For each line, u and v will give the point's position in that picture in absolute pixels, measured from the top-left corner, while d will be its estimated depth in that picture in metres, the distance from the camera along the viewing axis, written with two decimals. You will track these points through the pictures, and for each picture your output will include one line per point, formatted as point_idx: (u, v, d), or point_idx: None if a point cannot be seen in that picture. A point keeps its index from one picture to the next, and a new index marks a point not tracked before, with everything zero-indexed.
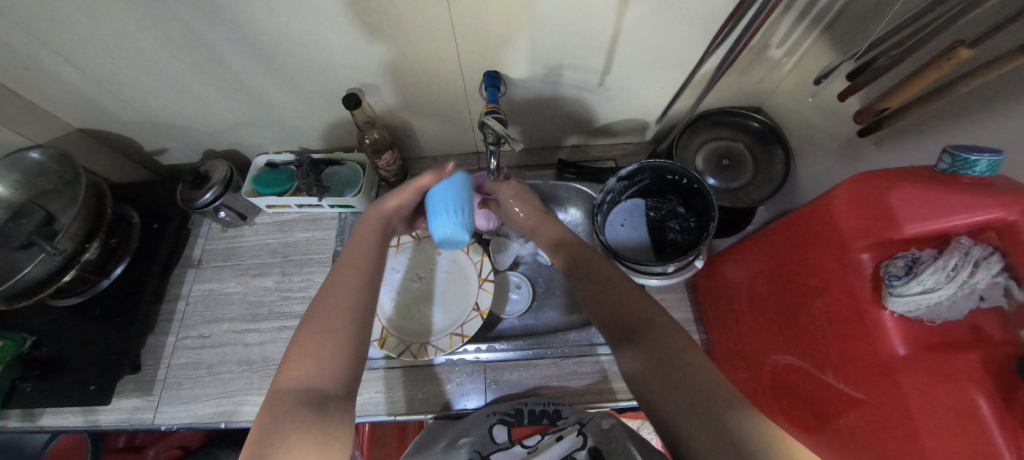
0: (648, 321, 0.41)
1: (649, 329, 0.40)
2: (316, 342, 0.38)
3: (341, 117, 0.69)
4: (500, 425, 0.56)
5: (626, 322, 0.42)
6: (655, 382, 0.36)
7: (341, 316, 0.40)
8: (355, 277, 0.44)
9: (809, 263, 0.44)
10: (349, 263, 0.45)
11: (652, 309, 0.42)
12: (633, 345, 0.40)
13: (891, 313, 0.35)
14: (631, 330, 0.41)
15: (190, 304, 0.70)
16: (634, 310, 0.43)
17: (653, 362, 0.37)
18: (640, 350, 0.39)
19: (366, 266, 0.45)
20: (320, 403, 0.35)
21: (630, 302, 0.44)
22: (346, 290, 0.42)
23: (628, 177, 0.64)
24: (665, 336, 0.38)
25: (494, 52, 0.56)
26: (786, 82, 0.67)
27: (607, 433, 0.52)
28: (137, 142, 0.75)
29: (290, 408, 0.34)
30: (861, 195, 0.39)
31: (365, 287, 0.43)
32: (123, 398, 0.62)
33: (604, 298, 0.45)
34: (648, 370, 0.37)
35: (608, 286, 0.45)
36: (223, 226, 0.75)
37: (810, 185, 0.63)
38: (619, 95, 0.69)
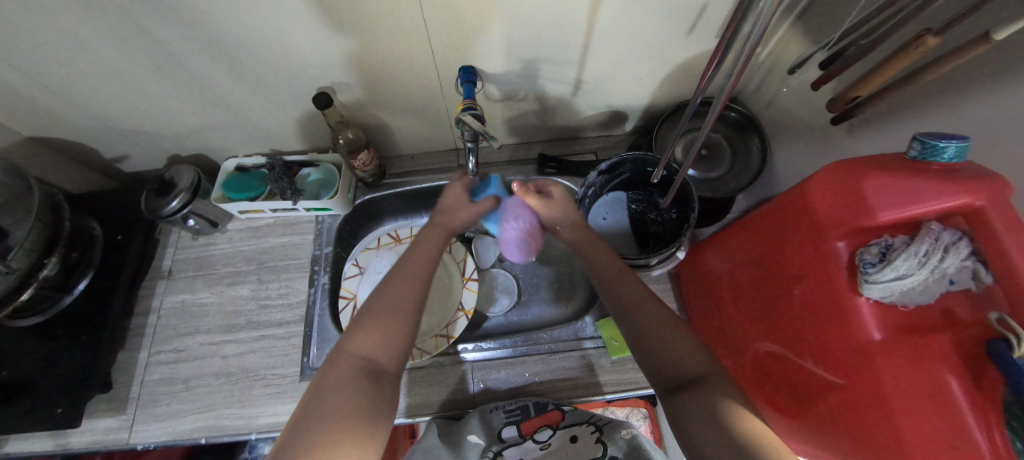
0: (706, 374, 0.38)
1: (709, 381, 0.37)
2: (385, 316, 0.43)
3: (312, 116, 0.66)
4: (508, 425, 0.56)
5: (680, 371, 0.39)
6: (703, 434, 0.34)
7: (408, 295, 0.45)
8: (416, 272, 0.47)
9: (788, 251, 0.45)
10: (417, 257, 0.50)
11: (710, 361, 0.39)
12: (687, 394, 0.37)
13: (866, 299, 0.36)
14: (684, 378, 0.38)
15: (162, 318, 0.67)
16: (689, 358, 0.40)
17: (709, 417, 0.34)
18: (691, 401, 0.36)
19: (423, 265, 0.49)
20: (374, 376, 0.39)
21: (685, 351, 0.40)
22: (407, 281, 0.46)
23: (609, 170, 0.63)
24: (723, 392, 0.36)
25: (468, 45, 0.55)
26: (762, 70, 0.67)
27: (630, 444, 0.53)
28: (95, 149, 0.71)
29: (349, 373, 0.38)
30: (836, 184, 0.39)
31: (420, 283, 0.47)
32: (95, 418, 0.60)
33: (654, 344, 0.42)
34: (700, 422, 0.34)
35: (665, 332, 0.42)
36: (194, 234, 0.72)
37: (788, 173, 0.64)
38: (598, 87, 0.68)
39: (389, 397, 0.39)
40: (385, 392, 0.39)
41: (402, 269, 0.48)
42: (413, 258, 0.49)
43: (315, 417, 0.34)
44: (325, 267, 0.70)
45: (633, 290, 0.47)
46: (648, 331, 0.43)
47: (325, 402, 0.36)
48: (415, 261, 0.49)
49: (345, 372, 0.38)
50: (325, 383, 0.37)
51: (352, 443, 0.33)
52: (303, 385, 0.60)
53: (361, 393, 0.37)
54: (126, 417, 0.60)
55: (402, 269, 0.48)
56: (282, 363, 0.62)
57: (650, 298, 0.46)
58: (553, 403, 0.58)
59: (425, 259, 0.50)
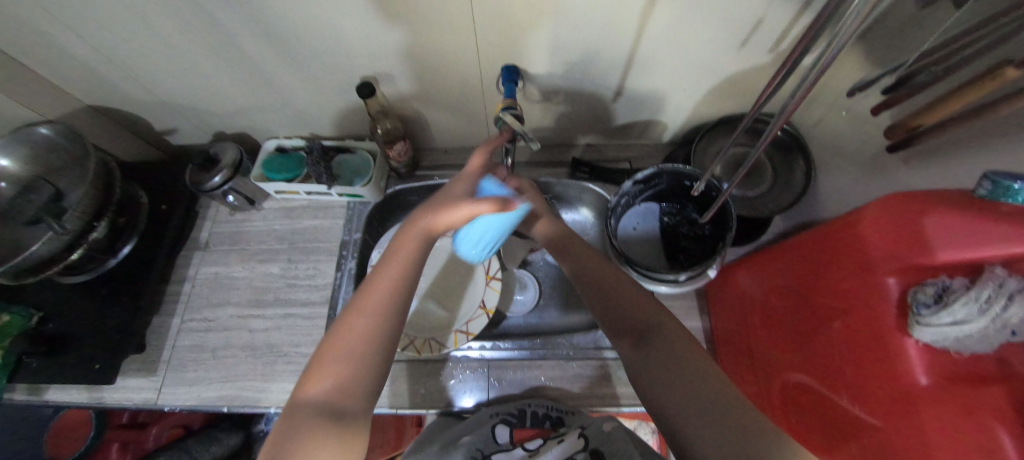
0: (654, 323, 0.46)
1: (659, 332, 0.45)
2: (342, 354, 0.39)
3: (353, 104, 0.68)
4: (502, 424, 0.56)
5: (635, 324, 0.47)
6: (658, 378, 0.42)
7: (367, 330, 0.41)
8: (381, 296, 0.43)
9: (831, 282, 0.43)
10: (393, 267, 0.46)
11: (655, 311, 0.47)
12: (643, 344, 0.45)
13: (916, 341, 0.34)
14: (639, 330, 0.46)
15: (196, 287, 0.69)
16: (639, 311, 0.47)
17: (663, 366, 0.42)
18: (647, 352, 0.44)
19: (394, 289, 0.44)
20: (335, 418, 0.36)
21: (638, 306, 0.48)
22: (376, 312, 0.42)
23: (644, 181, 0.62)
24: (668, 338, 0.44)
25: (515, 45, 0.54)
26: (814, 89, 0.64)
27: (608, 436, 0.49)
28: (147, 121, 0.74)
29: (309, 418, 0.35)
30: (894, 217, 0.37)
31: (391, 306, 0.43)
32: (128, 377, 0.63)
33: (611, 300, 0.50)
34: (656, 369, 0.42)
35: (619, 291, 0.50)
36: (231, 209, 0.75)
37: (832, 198, 0.61)
38: (639, 95, 0.67)
39: (357, 438, 0.36)
40: (349, 435, 0.36)
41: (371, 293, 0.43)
42: (382, 278, 0.45)
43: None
44: (353, 252, 0.71)
45: (604, 261, 0.54)
46: (604, 284, 0.51)
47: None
48: (382, 283, 0.44)
49: (304, 421, 0.35)
50: (289, 429, 0.34)
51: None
52: None
53: (322, 442, 0.34)
54: (156, 379, 0.62)
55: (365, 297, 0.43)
56: (305, 342, 0.64)
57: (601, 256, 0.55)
58: (551, 420, 0.57)
59: (395, 280, 0.45)
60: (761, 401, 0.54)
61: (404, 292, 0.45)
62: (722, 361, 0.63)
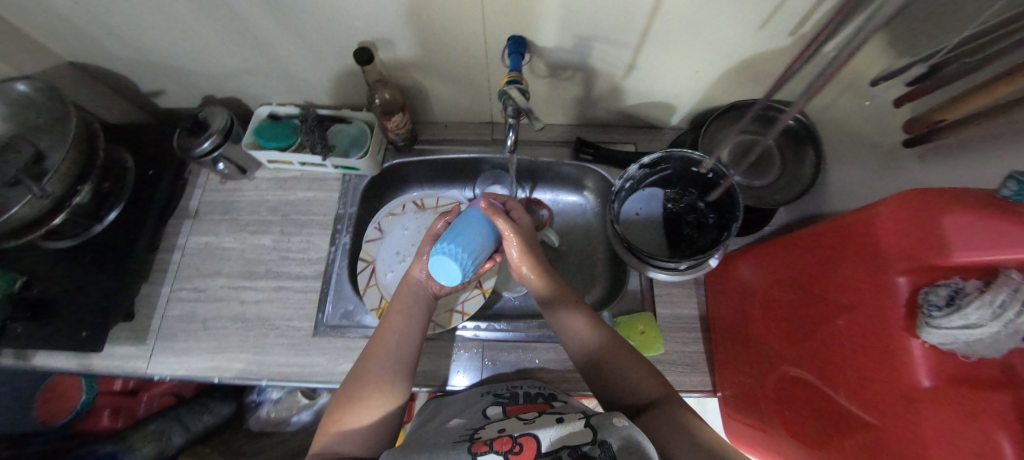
0: (660, 398, 0.45)
1: (664, 402, 0.44)
2: (350, 412, 0.45)
3: (349, 71, 0.64)
4: (494, 405, 0.52)
5: (637, 398, 0.47)
6: (670, 437, 0.39)
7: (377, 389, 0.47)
8: (390, 364, 0.49)
9: (838, 278, 0.42)
10: (396, 327, 0.52)
11: (663, 388, 0.47)
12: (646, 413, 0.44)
13: (922, 342, 0.33)
14: (641, 405, 0.46)
15: (186, 256, 0.68)
16: (651, 387, 0.47)
17: (664, 426, 0.41)
18: (652, 416, 0.43)
19: (400, 348, 0.51)
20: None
21: (646, 379, 0.48)
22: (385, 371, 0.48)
23: (650, 165, 0.60)
24: (673, 409, 0.43)
25: (522, 14, 0.51)
26: (832, 76, 0.61)
27: (621, 434, 0.38)
28: (132, 82, 0.70)
29: None
30: (910, 214, 0.35)
31: (396, 368, 0.49)
32: (116, 345, 0.62)
33: (619, 371, 0.50)
34: (663, 426, 0.41)
35: (620, 360, 0.51)
36: (222, 178, 0.72)
37: (841, 192, 0.59)
38: (648, 76, 0.64)
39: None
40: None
41: (383, 353, 0.50)
42: (386, 339, 0.51)
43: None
44: (347, 227, 0.69)
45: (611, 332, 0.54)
46: (614, 358, 0.51)
47: None
48: (392, 350, 0.50)
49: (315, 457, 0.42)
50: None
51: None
52: (316, 340, 0.61)
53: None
54: (145, 347, 0.62)
55: (373, 363, 0.49)
56: (297, 316, 0.63)
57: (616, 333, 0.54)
58: (545, 398, 0.53)
59: (399, 343, 0.51)
60: (753, 391, 0.54)
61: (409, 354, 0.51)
62: (716, 352, 0.63)
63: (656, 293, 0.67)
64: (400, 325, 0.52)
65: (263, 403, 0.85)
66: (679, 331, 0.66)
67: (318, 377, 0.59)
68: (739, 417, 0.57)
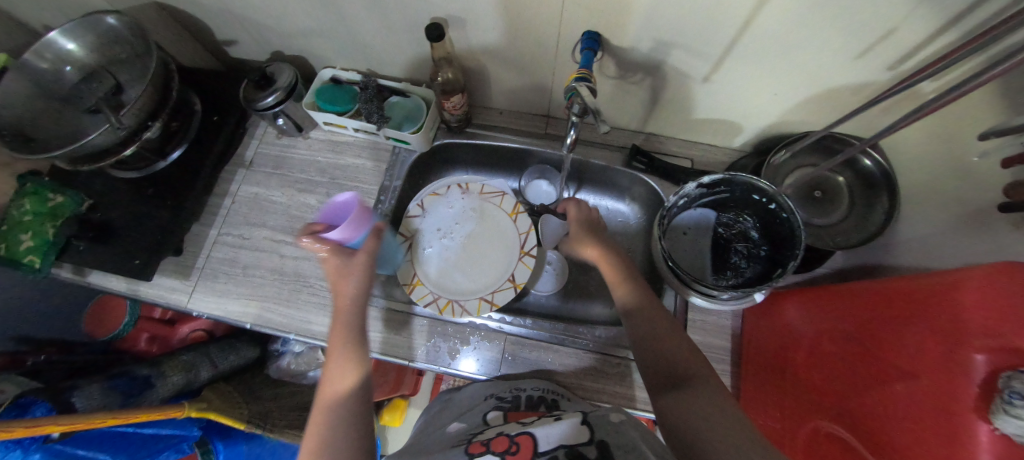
0: (694, 375, 0.44)
1: (696, 381, 0.43)
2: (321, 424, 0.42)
3: (416, 46, 0.64)
4: (494, 410, 0.53)
5: (674, 372, 0.45)
6: (703, 426, 0.38)
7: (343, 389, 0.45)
8: (347, 366, 0.47)
9: (903, 341, 0.39)
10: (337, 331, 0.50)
11: (699, 364, 0.45)
12: (676, 393, 0.43)
13: (992, 429, 0.30)
14: (675, 379, 0.44)
15: (236, 203, 0.71)
16: (686, 363, 0.45)
17: (698, 409, 0.40)
18: (684, 396, 0.42)
19: (350, 344, 0.49)
20: None
21: (682, 356, 0.46)
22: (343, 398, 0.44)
23: (709, 185, 0.57)
24: (709, 391, 0.41)
25: (602, 10, 0.49)
26: (926, 119, 0.56)
27: (616, 428, 0.42)
28: (209, 29, 0.73)
29: None
30: (1004, 290, 0.32)
31: (351, 362, 0.48)
32: (163, 276, 0.65)
33: (657, 347, 0.48)
34: (696, 408, 0.40)
35: (672, 357, 0.46)
36: (279, 133, 0.74)
37: (913, 246, 0.55)
38: (721, 91, 0.60)
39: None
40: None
41: (336, 380, 0.46)
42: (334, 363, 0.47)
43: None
44: (390, 199, 0.70)
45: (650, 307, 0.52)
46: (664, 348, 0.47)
47: None
48: (344, 376, 0.46)
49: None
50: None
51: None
52: None
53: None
54: (188, 283, 0.65)
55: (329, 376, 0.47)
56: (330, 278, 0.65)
57: (653, 310, 0.51)
58: (546, 406, 0.53)
59: (346, 368, 0.47)
60: (782, 440, 0.52)
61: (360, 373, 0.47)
62: (745, 389, 0.60)
63: (688, 318, 0.65)
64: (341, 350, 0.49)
65: (284, 353, 0.89)
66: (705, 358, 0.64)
67: None
68: None
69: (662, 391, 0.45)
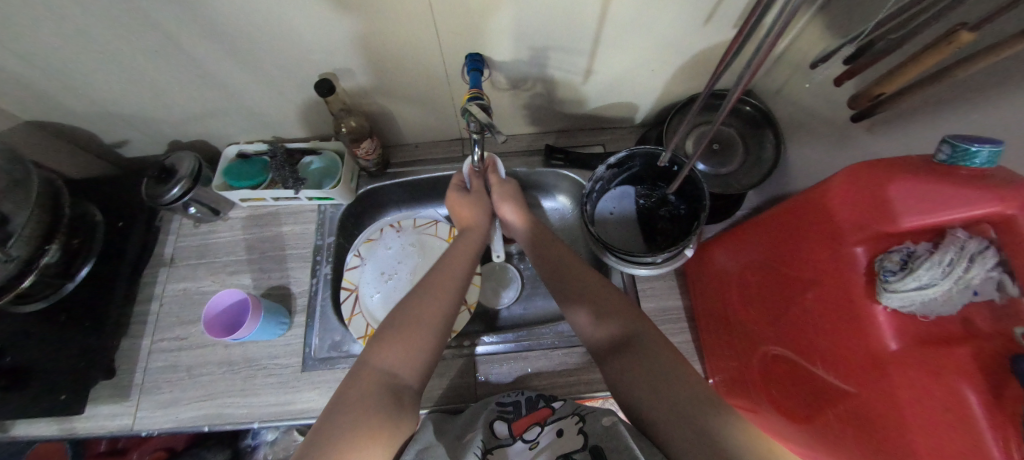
0: (633, 335, 0.47)
1: (635, 342, 0.46)
2: (403, 340, 0.46)
3: (314, 104, 0.65)
4: (498, 420, 0.53)
5: (616, 337, 0.48)
6: (641, 389, 0.43)
7: (429, 312, 0.49)
8: (441, 297, 0.51)
9: (801, 255, 0.44)
10: (449, 266, 0.55)
11: (636, 321, 0.48)
12: (621, 358, 0.46)
13: (885, 307, 0.34)
14: (623, 339, 0.47)
15: (165, 305, 0.67)
16: (624, 321, 0.49)
17: (639, 371, 0.44)
18: (627, 359, 0.46)
19: (451, 282, 0.53)
20: (396, 391, 0.42)
21: (620, 316, 0.50)
22: (419, 329, 0.47)
23: (617, 164, 0.62)
24: (648, 350, 0.45)
25: (475, 32, 0.52)
26: (780, 62, 0.64)
27: (608, 431, 0.44)
28: (95, 135, 0.70)
29: (373, 384, 0.42)
30: (858, 188, 0.37)
31: (446, 293, 0.52)
32: (98, 405, 0.60)
33: (599, 306, 0.51)
34: (633, 373, 0.44)
35: (625, 330, 0.48)
36: (196, 222, 0.72)
37: (801, 170, 0.61)
38: (606, 79, 0.66)
39: (411, 412, 0.42)
40: (405, 409, 0.42)
41: (413, 314, 0.48)
42: (422, 308, 0.49)
43: (332, 428, 0.37)
44: (327, 257, 0.69)
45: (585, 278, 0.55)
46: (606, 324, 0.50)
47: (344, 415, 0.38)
48: (423, 313, 0.49)
49: (369, 385, 0.41)
50: (347, 396, 0.40)
51: (376, 444, 0.37)
52: (306, 375, 0.61)
53: (388, 406, 0.40)
54: (129, 403, 0.60)
55: (422, 297, 0.50)
56: (283, 353, 0.62)
57: (581, 268, 0.56)
58: (545, 400, 0.55)
59: (439, 311, 0.49)
60: (741, 375, 0.55)
61: (445, 316, 0.50)
62: (702, 339, 0.63)
63: (638, 288, 0.68)
64: (450, 293, 0.52)
65: (259, 445, 0.84)
66: (665, 323, 0.67)
67: (312, 412, 0.58)
68: (732, 401, 0.58)
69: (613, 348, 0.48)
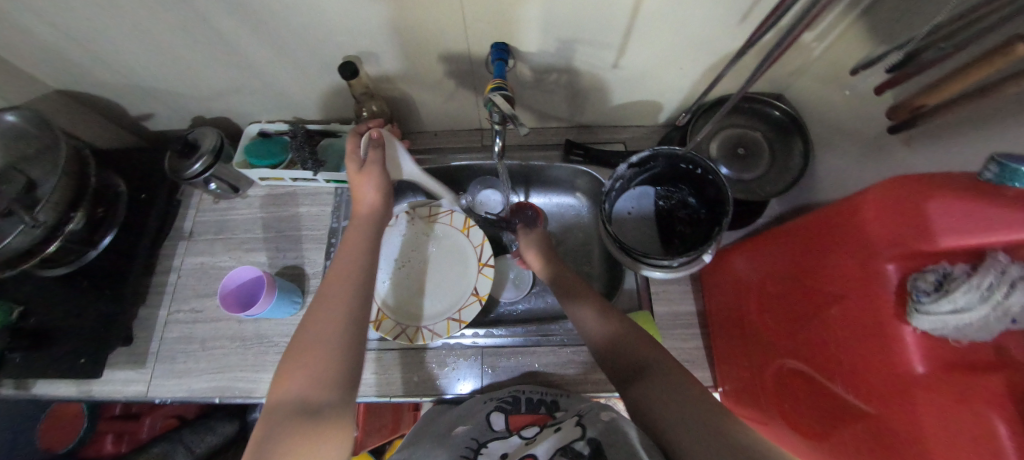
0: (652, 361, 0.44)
1: (654, 369, 0.43)
2: (305, 357, 0.41)
3: (336, 87, 0.65)
4: (496, 411, 0.55)
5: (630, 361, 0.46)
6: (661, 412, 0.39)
7: (337, 313, 0.44)
8: (347, 290, 0.47)
9: (828, 268, 0.42)
10: (347, 260, 0.50)
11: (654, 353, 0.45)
12: (638, 381, 0.43)
13: (912, 329, 0.33)
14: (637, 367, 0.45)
15: (183, 277, 0.68)
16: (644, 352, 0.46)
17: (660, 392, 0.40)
18: (644, 383, 0.42)
19: (348, 275, 0.48)
20: (312, 410, 0.38)
21: (640, 346, 0.47)
22: (314, 344, 0.41)
23: (640, 164, 0.60)
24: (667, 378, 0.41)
25: (502, 21, 0.51)
26: (815, 67, 0.61)
27: (607, 426, 0.43)
28: (121, 107, 0.71)
29: (283, 419, 0.37)
30: (893, 202, 0.36)
31: (354, 292, 0.47)
32: (115, 370, 0.62)
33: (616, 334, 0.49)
34: (660, 394, 0.40)
35: (628, 335, 0.49)
36: (215, 197, 0.73)
37: (830, 180, 0.59)
38: (632, 75, 0.64)
39: (342, 420, 0.39)
40: (331, 420, 0.38)
41: (310, 329, 0.43)
42: (326, 313, 0.44)
43: None
44: (342, 240, 0.69)
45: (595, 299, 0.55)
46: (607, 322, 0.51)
47: None
48: (323, 319, 0.44)
49: (281, 418, 0.37)
50: (260, 439, 0.36)
51: None
52: None
53: (306, 430, 0.36)
54: (145, 370, 0.62)
55: (323, 305, 0.45)
56: None
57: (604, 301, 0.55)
58: (545, 407, 0.56)
59: (343, 311, 0.45)
60: (753, 386, 0.54)
61: (354, 315, 0.45)
62: (715, 348, 0.63)
63: (652, 291, 0.68)
64: (350, 284, 0.47)
65: None
66: (675, 328, 0.66)
67: None
68: (741, 410, 0.57)
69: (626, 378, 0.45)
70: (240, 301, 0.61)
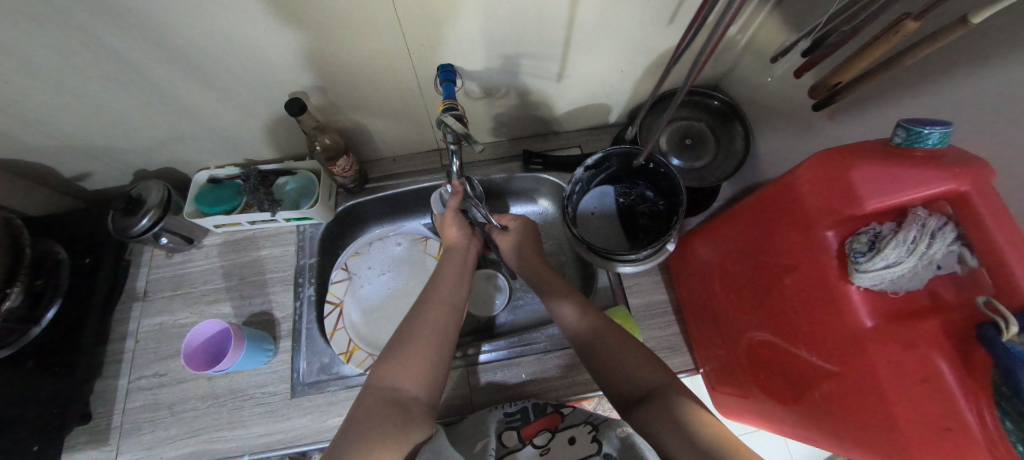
0: (658, 388, 0.44)
1: (660, 392, 0.44)
2: (413, 349, 0.47)
3: (285, 124, 0.64)
4: (508, 429, 0.53)
5: (637, 387, 0.46)
6: (669, 439, 0.39)
7: (441, 309, 0.52)
8: (448, 288, 0.56)
9: (776, 242, 0.45)
10: (448, 269, 0.59)
11: (660, 375, 0.46)
12: (644, 407, 0.43)
13: (857, 287, 0.36)
14: (641, 393, 0.45)
15: (140, 342, 0.64)
16: (642, 375, 0.46)
17: (662, 420, 0.41)
18: (649, 410, 0.43)
19: (457, 283, 0.57)
20: (401, 404, 0.43)
21: (637, 370, 0.47)
22: (421, 339, 0.48)
23: (595, 165, 0.63)
24: (674, 401, 0.42)
25: (444, 43, 0.52)
26: (744, 56, 0.66)
27: (624, 442, 0.47)
28: (52, 170, 0.66)
29: (377, 400, 0.42)
30: (822, 173, 0.38)
31: (454, 296, 0.55)
32: (76, 452, 0.57)
33: (615, 359, 0.48)
34: (660, 425, 0.41)
35: (610, 340, 0.50)
36: (168, 252, 0.70)
37: (771, 160, 0.63)
38: (578, 83, 0.67)
39: (421, 422, 0.43)
40: (416, 421, 0.42)
41: (421, 321, 0.50)
42: (425, 328, 0.50)
43: (350, 436, 0.39)
44: (310, 278, 0.68)
45: (569, 302, 0.56)
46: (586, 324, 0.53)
47: (355, 434, 0.39)
48: (424, 326, 0.50)
49: (375, 400, 0.42)
50: (359, 409, 0.42)
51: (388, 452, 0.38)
52: (295, 401, 0.59)
53: (395, 418, 0.41)
54: (108, 448, 0.58)
55: (430, 303, 0.53)
56: (270, 381, 0.61)
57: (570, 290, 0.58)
58: (553, 406, 0.55)
59: (445, 314, 0.52)
60: (730, 361, 0.56)
61: (452, 317, 0.52)
62: (690, 331, 0.65)
63: (624, 286, 0.70)
64: (450, 310, 0.53)
65: None
66: (652, 317, 0.67)
67: (304, 439, 0.57)
68: (723, 389, 0.59)
69: (635, 402, 0.45)
70: (205, 357, 0.58)
